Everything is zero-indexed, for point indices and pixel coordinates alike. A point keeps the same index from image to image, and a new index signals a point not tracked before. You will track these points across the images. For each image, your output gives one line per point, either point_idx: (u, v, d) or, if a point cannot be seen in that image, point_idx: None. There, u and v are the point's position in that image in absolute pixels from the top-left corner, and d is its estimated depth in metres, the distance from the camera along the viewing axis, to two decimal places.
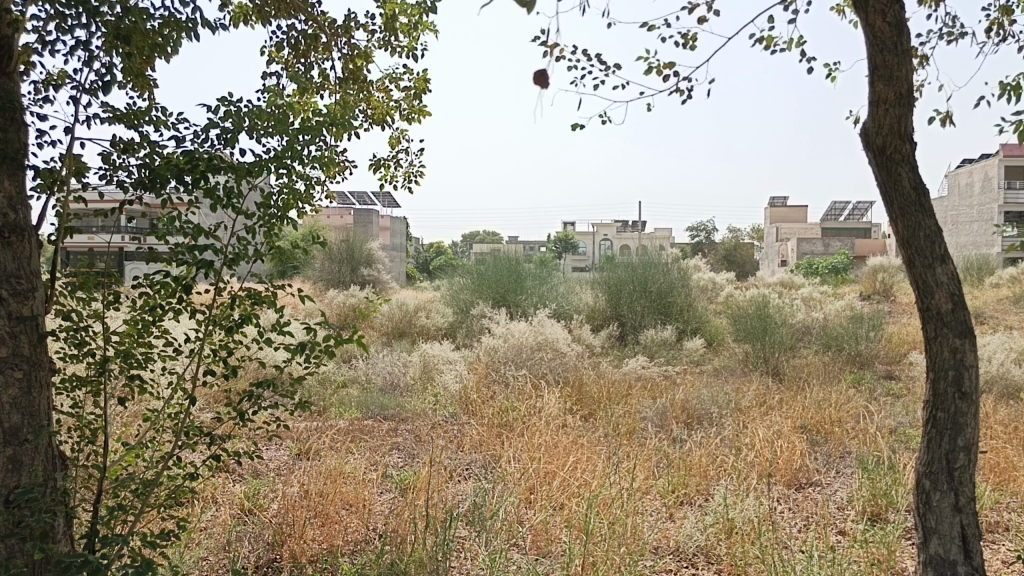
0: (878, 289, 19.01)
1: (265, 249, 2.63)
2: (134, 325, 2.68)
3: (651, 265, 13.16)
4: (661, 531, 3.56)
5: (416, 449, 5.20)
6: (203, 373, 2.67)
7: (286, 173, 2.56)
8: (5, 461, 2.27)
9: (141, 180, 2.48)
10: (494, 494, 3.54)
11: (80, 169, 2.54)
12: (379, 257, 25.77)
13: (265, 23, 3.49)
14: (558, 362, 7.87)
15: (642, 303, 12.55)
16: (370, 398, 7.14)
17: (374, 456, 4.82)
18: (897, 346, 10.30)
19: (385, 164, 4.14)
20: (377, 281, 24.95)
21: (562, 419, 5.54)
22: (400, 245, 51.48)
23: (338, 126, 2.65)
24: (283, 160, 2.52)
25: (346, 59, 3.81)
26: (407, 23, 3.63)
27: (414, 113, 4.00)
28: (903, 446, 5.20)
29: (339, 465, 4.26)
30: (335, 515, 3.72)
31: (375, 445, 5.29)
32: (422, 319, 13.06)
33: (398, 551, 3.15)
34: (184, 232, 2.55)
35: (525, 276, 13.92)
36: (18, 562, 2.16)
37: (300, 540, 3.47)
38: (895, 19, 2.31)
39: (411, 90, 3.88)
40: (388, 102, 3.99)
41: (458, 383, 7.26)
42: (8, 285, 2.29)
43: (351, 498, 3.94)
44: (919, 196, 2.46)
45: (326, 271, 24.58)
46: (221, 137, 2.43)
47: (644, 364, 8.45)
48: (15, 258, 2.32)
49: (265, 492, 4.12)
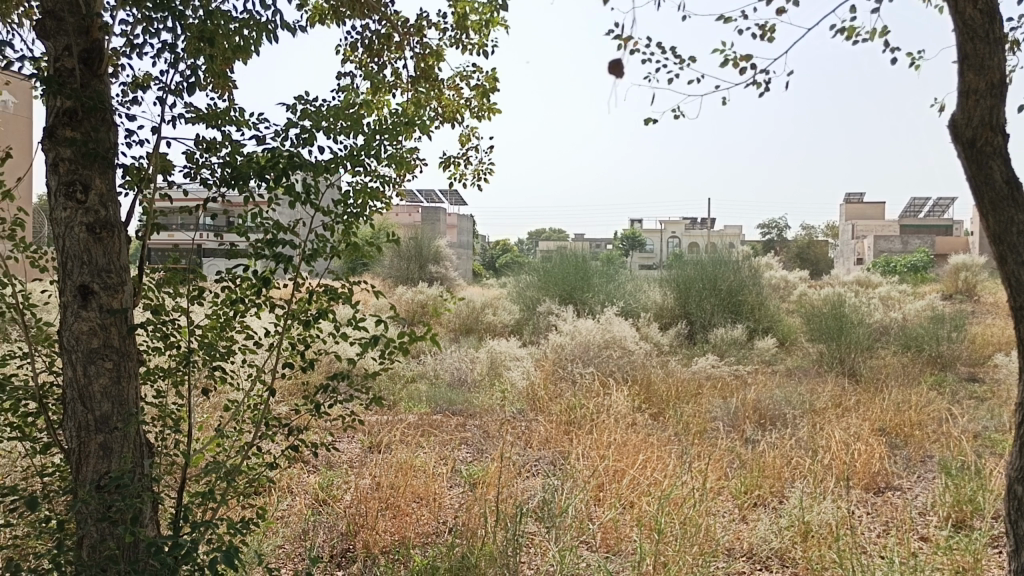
0: (961, 288, 18.34)
1: (342, 246, 2.68)
2: (216, 318, 2.77)
3: (721, 263, 12.96)
4: (734, 532, 3.50)
5: (485, 444, 5.24)
6: (281, 365, 2.74)
7: (362, 170, 2.61)
8: (97, 448, 2.39)
9: (224, 178, 2.56)
10: (562, 491, 3.53)
11: (166, 168, 2.64)
12: (447, 254, 26.06)
13: (340, 22, 3.57)
14: (625, 360, 7.83)
15: (712, 301, 12.38)
16: (438, 393, 7.22)
17: (444, 451, 4.87)
18: (981, 347, 9.92)
19: (455, 161, 4.19)
20: (445, 278, 25.23)
21: (631, 417, 5.51)
22: (466, 242, 51.91)
23: (414, 124, 2.69)
24: (360, 157, 2.57)
25: (418, 58, 3.85)
26: (478, 21, 3.65)
27: (484, 111, 4.03)
28: (989, 451, 5.01)
29: (410, 458, 4.31)
30: (406, 507, 3.77)
31: (445, 440, 5.34)
32: (489, 315, 13.16)
33: (469, 544, 3.18)
34: (264, 229, 2.63)
35: (592, 273, 13.88)
36: (111, 544, 2.26)
37: (373, 531, 3.54)
38: (986, 6, 2.23)
39: (481, 88, 3.91)
40: (459, 100, 4.03)
41: (525, 379, 7.30)
42: (100, 279, 2.40)
43: (422, 491, 3.99)
44: (1012, 190, 2.35)
45: (394, 269, 24.85)
46: (300, 136, 2.49)
47: (714, 363, 8.32)
48: (105, 253, 2.42)
49: (338, 483, 4.22)
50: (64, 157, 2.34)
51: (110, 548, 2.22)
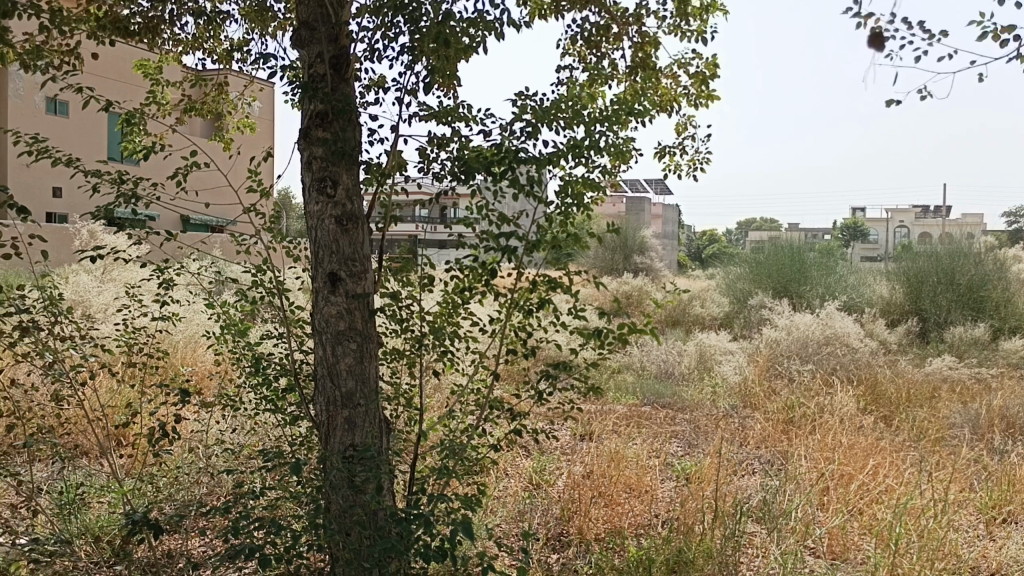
0: None
1: (563, 236, 2.74)
2: (445, 305, 2.92)
3: (960, 255, 11.82)
4: (981, 549, 3.20)
5: (697, 439, 5.16)
6: (504, 351, 2.84)
7: (583, 161, 2.64)
8: (343, 422, 2.63)
9: (454, 171, 2.69)
10: (785, 492, 3.41)
11: (402, 164, 2.82)
12: (654, 245, 25.77)
13: (559, 15, 3.64)
14: (848, 358, 7.38)
15: (947, 297, 11.34)
16: (647, 384, 7.19)
17: (656, 443, 4.85)
18: None
19: (671, 151, 4.14)
20: (651, 269, 24.97)
21: (857, 419, 5.18)
22: (673, 232, 51.06)
23: (633, 114, 2.70)
24: (581, 148, 2.61)
25: (636, 47, 3.84)
26: (699, 6, 3.57)
27: (703, 98, 3.94)
28: None
29: (622, 448, 4.33)
30: (619, 497, 3.80)
31: (656, 432, 5.31)
32: (697, 308, 12.88)
33: (685, 538, 3.16)
34: (490, 221, 2.74)
35: (811, 264, 13.13)
36: (359, 510, 2.47)
37: (586, 518, 3.62)
38: None
39: (700, 75, 3.83)
40: (677, 88, 3.97)
41: (738, 374, 7.08)
42: (346, 267, 2.63)
43: (635, 482, 4.00)
44: None
45: (601, 259, 24.91)
46: (525, 129, 2.57)
47: (951, 364, 7.62)
48: (351, 243, 2.64)
49: (552, 468, 4.33)
50: (316, 156, 2.62)
51: (358, 514, 2.43)
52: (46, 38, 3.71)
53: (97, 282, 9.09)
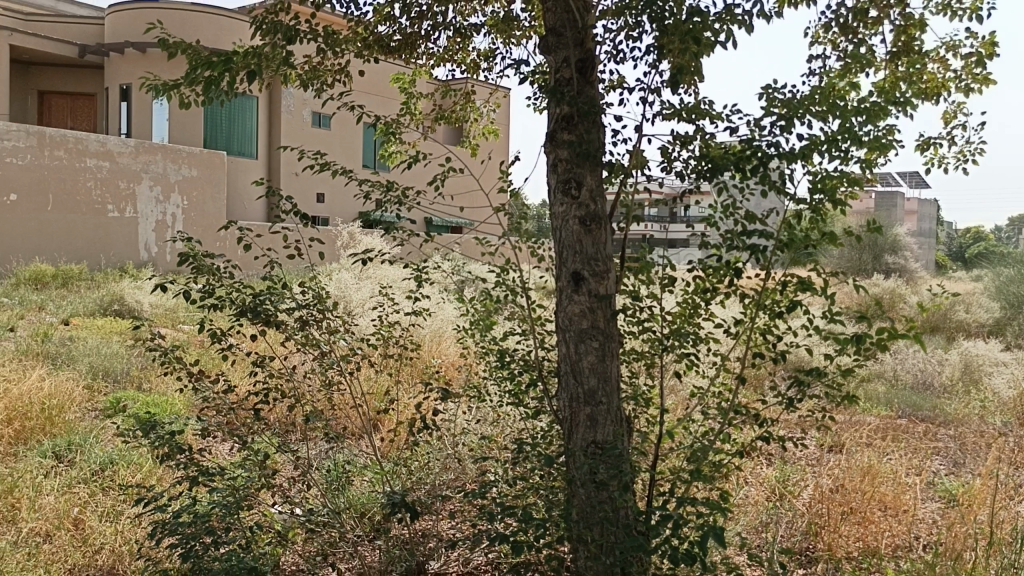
0: None
1: (813, 234, 2.63)
2: (686, 307, 2.91)
3: None
4: None
5: (964, 459, 4.71)
6: (749, 354, 2.76)
7: (841, 155, 2.50)
8: (586, 418, 2.83)
9: (699, 169, 2.68)
10: None
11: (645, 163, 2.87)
12: (909, 243, 23.68)
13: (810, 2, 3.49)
14: None
15: None
16: (901, 395, 6.67)
17: (916, 460, 4.48)
18: None
19: (936, 142, 3.85)
20: (905, 270, 22.97)
21: None
22: (931, 229, 46.60)
23: (897, 103, 2.52)
24: (838, 142, 2.49)
25: (899, 30, 3.57)
26: None
27: (978, 82, 3.58)
28: None
29: (875, 461, 4.05)
30: (875, 516, 3.57)
31: (914, 447, 4.91)
32: (961, 313, 11.69)
33: (953, 566, 2.92)
34: (736, 219, 2.70)
35: None
36: (605, 506, 2.55)
37: (835, 533, 3.46)
38: None
39: (976, 56, 3.47)
40: (945, 73, 3.65)
41: (1012, 387, 6.35)
42: (588, 267, 2.83)
43: (892, 502, 3.71)
44: None
45: (846, 259, 23.23)
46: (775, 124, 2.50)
47: None
48: (594, 243, 2.85)
49: (796, 479, 4.16)
50: (562, 157, 2.85)
51: (605, 511, 2.51)
52: (322, 59, 4.12)
53: (356, 281, 10.01)
